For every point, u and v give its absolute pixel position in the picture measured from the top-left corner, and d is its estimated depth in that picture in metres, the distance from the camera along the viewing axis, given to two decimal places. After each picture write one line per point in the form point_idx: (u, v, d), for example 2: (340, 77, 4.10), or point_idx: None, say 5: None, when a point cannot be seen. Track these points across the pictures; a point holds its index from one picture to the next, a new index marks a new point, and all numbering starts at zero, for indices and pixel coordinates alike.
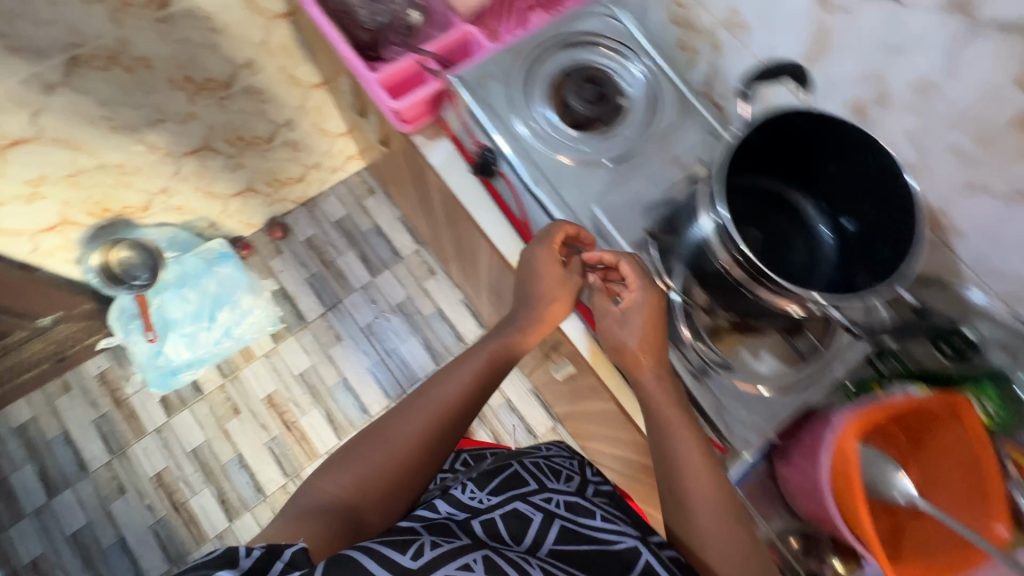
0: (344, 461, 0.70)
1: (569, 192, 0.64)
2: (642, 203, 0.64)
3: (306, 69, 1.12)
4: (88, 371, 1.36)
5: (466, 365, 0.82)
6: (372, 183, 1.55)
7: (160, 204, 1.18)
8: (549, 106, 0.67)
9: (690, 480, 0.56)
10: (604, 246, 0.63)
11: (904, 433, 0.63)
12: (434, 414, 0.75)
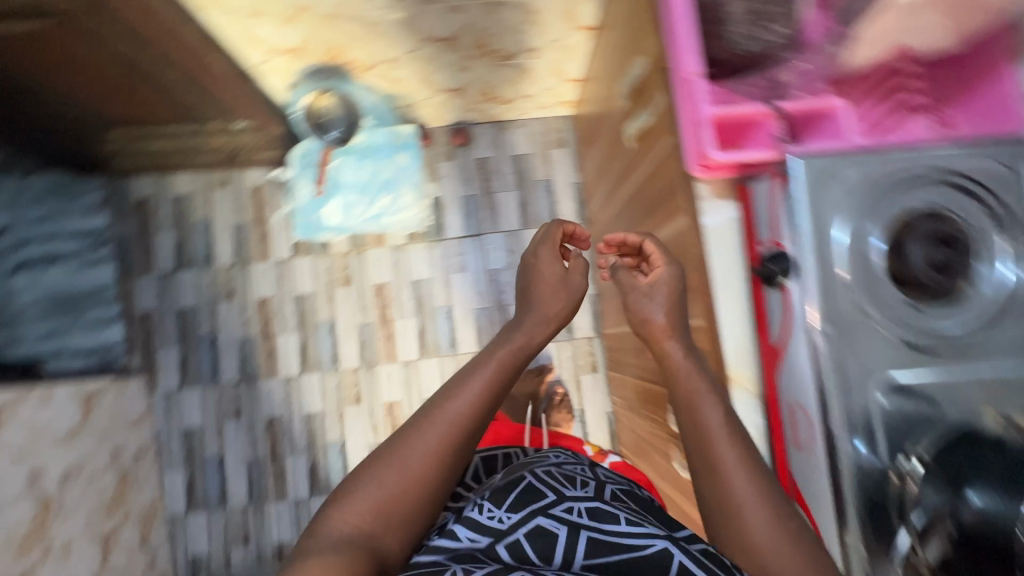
0: (352, 501, 0.61)
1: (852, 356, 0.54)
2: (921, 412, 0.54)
3: (587, 9, 1.00)
4: (248, 179, 1.44)
5: (483, 374, 0.70)
6: (567, 137, 1.46)
7: (381, 70, 1.15)
8: (883, 243, 0.55)
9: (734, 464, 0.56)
10: (854, 434, 0.53)
11: None
12: (447, 433, 0.65)
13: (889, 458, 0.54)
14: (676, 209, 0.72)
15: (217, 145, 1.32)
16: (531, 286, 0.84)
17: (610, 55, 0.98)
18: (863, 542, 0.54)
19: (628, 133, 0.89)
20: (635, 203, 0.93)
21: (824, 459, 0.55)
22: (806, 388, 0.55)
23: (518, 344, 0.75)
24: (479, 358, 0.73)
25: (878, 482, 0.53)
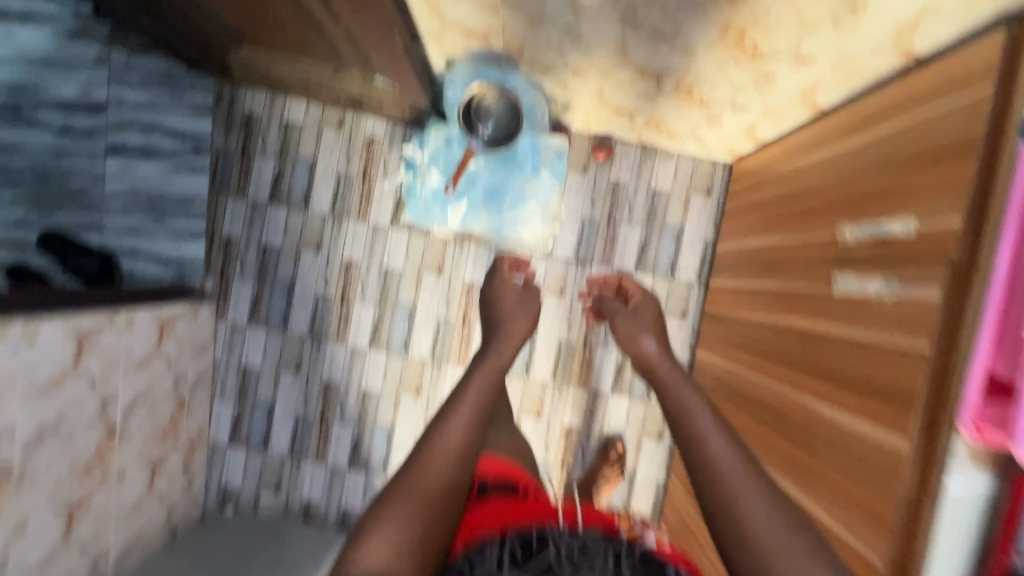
0: (356, 553, 0.51)
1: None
2: None
3: (831, 93, 0.83)
4: (364, 128, 1.31)
5: (468, 408, 0.65)
6: (715, 186, 1.30)
7: (558, 76, 0.99)
8: None
9: (791, 515, 0.50)
10: None
11: None
12: (452, 465, 0.59)
13: None
14: (900, 421, 0.62)
15: (347, 90, 1.19)
16: (505, 314, 0.98)
17: (838, 161, 0.82)
18: None
19: (830, 278, 0.78)
20: (801, 351, 0.83)
21: None
22: None
23: (490, 378, 0.72)
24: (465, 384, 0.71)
25: None
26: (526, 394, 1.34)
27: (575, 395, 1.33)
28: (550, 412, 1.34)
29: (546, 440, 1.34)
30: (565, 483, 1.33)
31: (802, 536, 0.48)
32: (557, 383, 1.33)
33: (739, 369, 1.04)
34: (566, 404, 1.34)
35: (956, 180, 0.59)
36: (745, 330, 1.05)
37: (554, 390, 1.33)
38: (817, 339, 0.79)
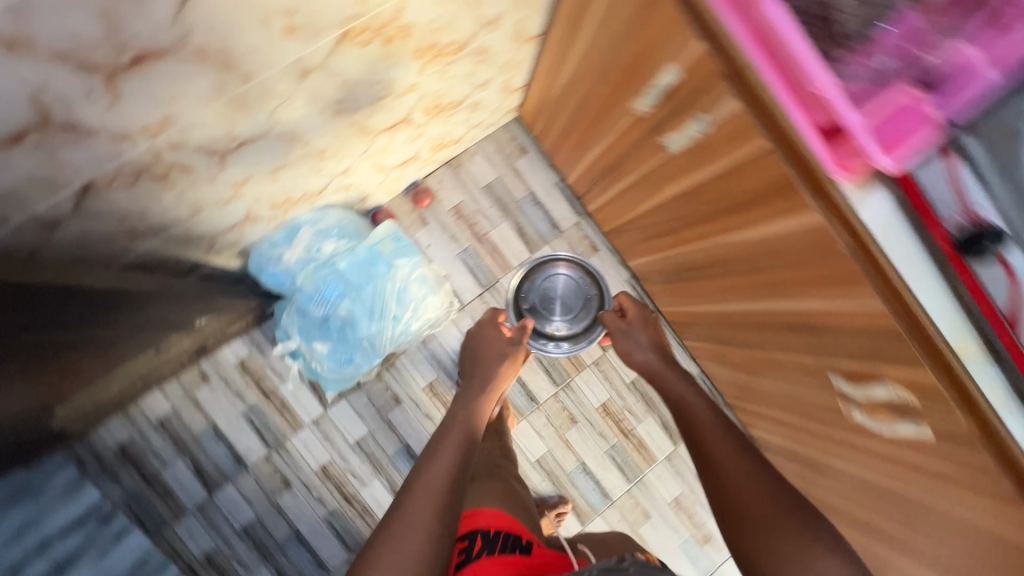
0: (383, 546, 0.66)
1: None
2: None
3: (536, 20, 0.87)
4: (226, 360, 1.22)
5: (442, 440, 0.82)
6: (523, 141, 1.35)
7: (334, 185, 0.97)
8: None
9: (722, 451, 0.79)
10: None
11: None
12: (441, 487, 0.73)
13: None
14: (749, 209, 0.75)
15: (181, 350, 1.10)
16: (483, 348, 1.05)
17: (586, 61, 0.87)
18: None
19: (664, 147, 0.83)
20: (698, 208, 0.86)
21: None
22: None
23: (460, 437, 0.83)
24: (450, 423, 0.88)
25: None
26: (550, 415, 1.34)
27: (582, 379, 1.35)
28: (579, 411, 1.35)
29: (597, 430, 1.35)
30: (638, 445, 1.36)
31: (779, 516, 0.69)
32: (562, 384, 1.35)
33: (670, 253, 1.07)
34: (584, 393, 1.35)
35: (671, 19, 0.64)
36: (645, 226, 1.10)
37: (565, 392, 1.35)
38: (700, 192, 0.83)
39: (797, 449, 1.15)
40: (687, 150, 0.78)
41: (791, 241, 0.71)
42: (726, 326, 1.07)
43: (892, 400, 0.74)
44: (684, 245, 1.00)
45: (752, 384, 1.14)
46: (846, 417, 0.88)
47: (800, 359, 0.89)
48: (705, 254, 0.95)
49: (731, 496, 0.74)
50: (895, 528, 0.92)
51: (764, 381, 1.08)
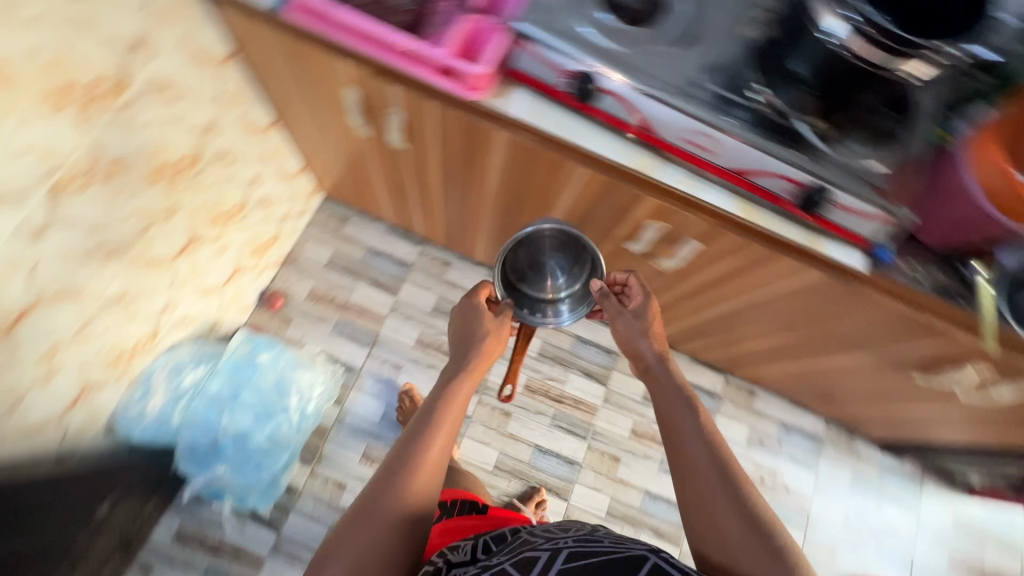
0: (342, 550, 0.60)
1: (710, 51, 0.71)
2: (707, 60, 0.71)
3: (259, 112, 1.02)
4: (161, 540, 1.20)
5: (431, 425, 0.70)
6: (341, 212, 1.49)
7: (167, 323, 1.05)
8: (600, 4, 0.70)
9: (681, 424, 0.71)
10: (702, 120, 0.68)
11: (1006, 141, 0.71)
12: (421, 482, 0.66)
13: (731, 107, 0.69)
14: (473, 157, 0.89)
15: (103, 553, 1.08)
16: (472, 332, 0.82)
17: (313, 120, 1.02)
18: (763, 147, 0.68)
19: (398, 148, 0.98)
20: (455, 179, 1.01)
21: (732, 139, 0.69)
22: (673, 118, 0.69)
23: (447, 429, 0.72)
24: (423, 415, 0.72)
25: (749, 126, 0.69)
26: (486, 420, 1.39)
27: (497, 374, 1.43)
28: (509, 402, 1.41)
29: (533, 409, 1.41)
30: (575, 401, 1.43)
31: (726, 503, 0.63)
32: (482, 388, 1.41)
33: (482, 227, 1.21)
34: None
35: (316, 64, 0.81)
36: (453, 218, 1.24)
37: (488, 393, 1.41)
38: (444, 165, 0.97)
39: (681, 324, 1.27)
40: (410, 140, 0.93)
41: (511, 161, 0.85)
42: None
43: (661, 231, 0.88)
44: (480, 213, 1.13)
45: None
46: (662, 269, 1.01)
47: (604, 249, 1.03)
48: (493, 210, 1.09)
49: (685, 470, 0.67)
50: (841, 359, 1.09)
51: None
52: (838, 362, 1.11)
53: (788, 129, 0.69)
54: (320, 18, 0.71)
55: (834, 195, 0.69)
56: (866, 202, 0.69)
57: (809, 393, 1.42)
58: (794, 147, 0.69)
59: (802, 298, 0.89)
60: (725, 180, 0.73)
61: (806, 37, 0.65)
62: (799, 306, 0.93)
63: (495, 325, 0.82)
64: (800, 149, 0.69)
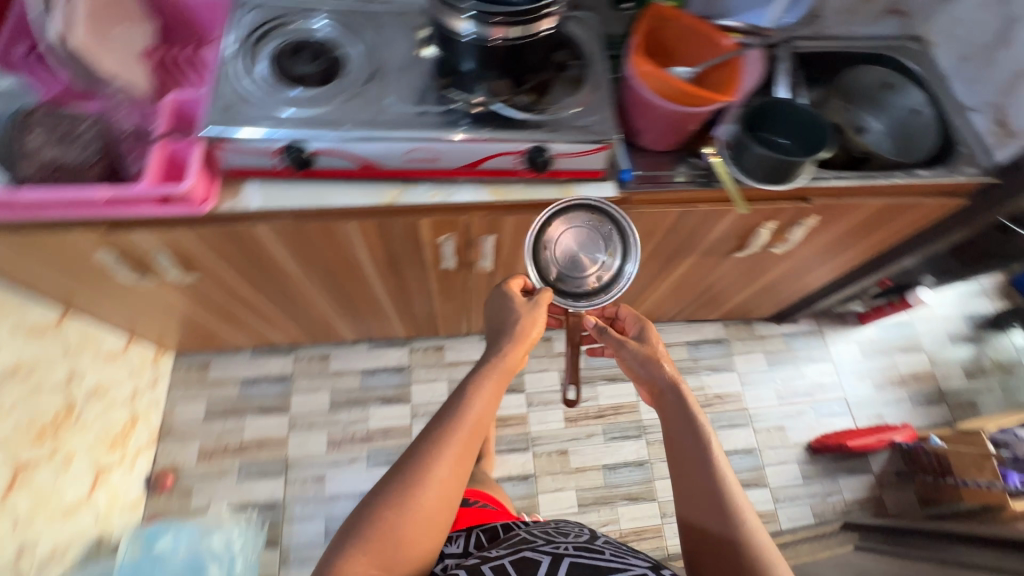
0: (365, 542, 0.58)
1: (395, 84, 0.79)
2: (397, 89, 0.78)
3: (37, 312, 0.97)
4: None
5: (451, 425, 0.65)
6: (198, 360, 1.43)
7: (32, 566, 0.95)
8: (284, 83, 0.76)
9: (687, 450, 0.69)
10: (411, 138, 0.74)
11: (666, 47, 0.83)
12: (447, 469, 0.62)
13: (433, 118, 0.77)
14: (255, 256, 0.90)
15: None
16: (500, 318, 0.75)
17: (98, 295, 0.99)
18: (473, 136, 0.75)
19: (188, 281, 0.97)
20: (260, 281, 1.01)
21: (445, 143, 0.75)
22: (387, 149, 0.74)
23: (481, 418, 0.67)
24: (447, 407, 0.67)
25: (454, 126, 0.75)
26: None
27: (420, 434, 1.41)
28: None
29: None
30: (502, 420, 1.44)
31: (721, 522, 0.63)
32: None
33: (323, 310, 1.21)
34: None
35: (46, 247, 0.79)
36: (295, 315, 1.23)
37: None
38: (240, 275, 0.97)
39: None
40: (192, 268, 0.92)
41: (291, 246, 0.87)
42: (407, 305, 1.22)
43: (456, 241, 0.92)
44: (310, 300, 1.14)
45: (476, 310, 1.29)
46: (484, 275, 1.06)
47: (430, 279, 1.06)
48: (317, 292, 1.10)
49: (695, 505, 0.66)
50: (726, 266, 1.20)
51: (471, 304, 1.24)
52: (681, 274, 1.21)
53: (489, 117, 0.77)
54: (19, 206, 0.70)
55: (551, 152, 0.76)
56: (581, 142, 0.76)
57: (692, 308, 1.53)
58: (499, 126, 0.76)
59: None
60: (466, 176, 0.79)
61: (455, 42, 0.72)
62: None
63: (529, 312, 0.73)
64: (504, 126, 0.76)
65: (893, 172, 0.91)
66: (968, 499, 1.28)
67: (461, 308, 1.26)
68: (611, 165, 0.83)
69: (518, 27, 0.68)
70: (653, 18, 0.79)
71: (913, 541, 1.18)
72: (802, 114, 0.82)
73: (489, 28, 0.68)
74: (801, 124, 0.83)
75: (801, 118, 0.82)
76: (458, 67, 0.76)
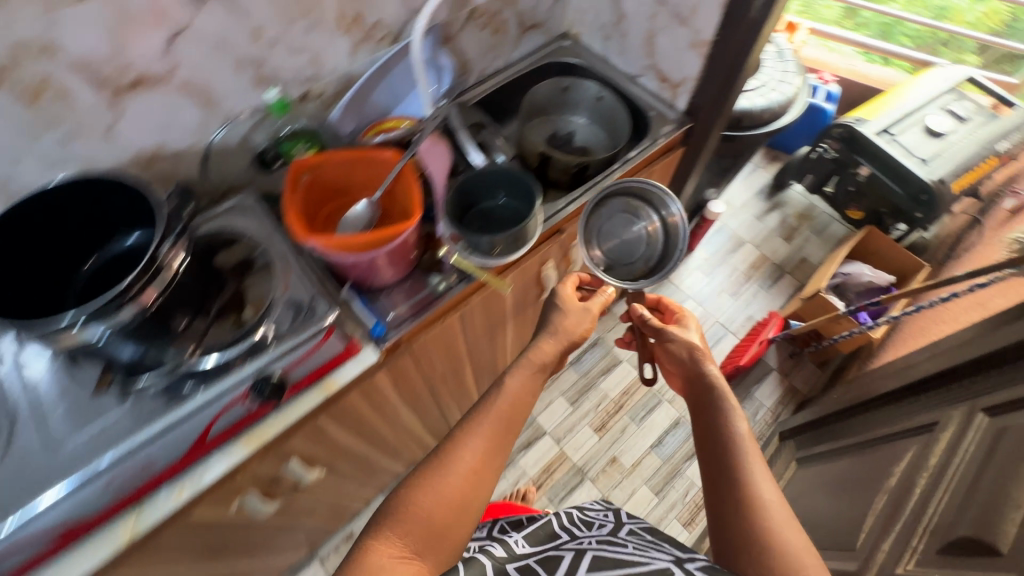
0: (392, 519, 0.60)
1: (49, 413, 0.61)
2: (63, 409, 0.62)
3: None
4: None
5: (486, 413, 0.71)
6: None
7: None
8: None
9: (721, 421, 0.77)
10: (111, 463, 0.59)
11: (337, 185, 0.76)
12: (488, 442, 0.68)
13: (126, 417, 0.62)
14: None
15: None
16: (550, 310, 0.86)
17: None
18: (184, 413, 0.62)
19: None
20: None
21: (152, 441, 0.61)
22: (84, 493, 0.57)
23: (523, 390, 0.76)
24: (485, 399, 0.74)
25: (157, 415, 0.62)
26: None
27: None
28: None
29: None
30: None
31: (762, 480, 0.68)
32: None
33: None
34: None
35: None
36: None
37: None
38: None
39: (419, 438, 1.22)
40: None
41: None
42: (271, 549, 1.03)
43: (257, 491, 0.77)
44: None
45: (349, 494, 1.14)
46: (314, 486, 0.91)
47: (268, 525, 0.90)
48: None
49: (733, 462, 0.71)
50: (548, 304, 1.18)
51: (338, 497, 1.09)
52: (515, 335, 1.16)
53: (187, 380, 0.64)
54: None
55: (279, 371, 0.66)
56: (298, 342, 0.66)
57: None
58: (206, 378, 0.64)
59: (405, 382, 0.88)
60: (208, 449, 0.64)
61: (92, 343, 0.57)
62: (417, 381, 0.92)
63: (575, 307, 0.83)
64: (213, 373, 0.64)
65: (610, 167, 0.94)
66: (846, 349, 1.42)
67: (332, 506, 1.10)
68: (354, 330, 0.73)
69: (156, 284, 0.56)
70: (305, 171, 0.71)
71: (837, 423, 1.14)
72: (502, 176, 0.82)
73: (117, 313, 0.54)
74: (507, 184, 0.83)
75: (504, 179, 0.82)
76: (113, 358, 0.61)
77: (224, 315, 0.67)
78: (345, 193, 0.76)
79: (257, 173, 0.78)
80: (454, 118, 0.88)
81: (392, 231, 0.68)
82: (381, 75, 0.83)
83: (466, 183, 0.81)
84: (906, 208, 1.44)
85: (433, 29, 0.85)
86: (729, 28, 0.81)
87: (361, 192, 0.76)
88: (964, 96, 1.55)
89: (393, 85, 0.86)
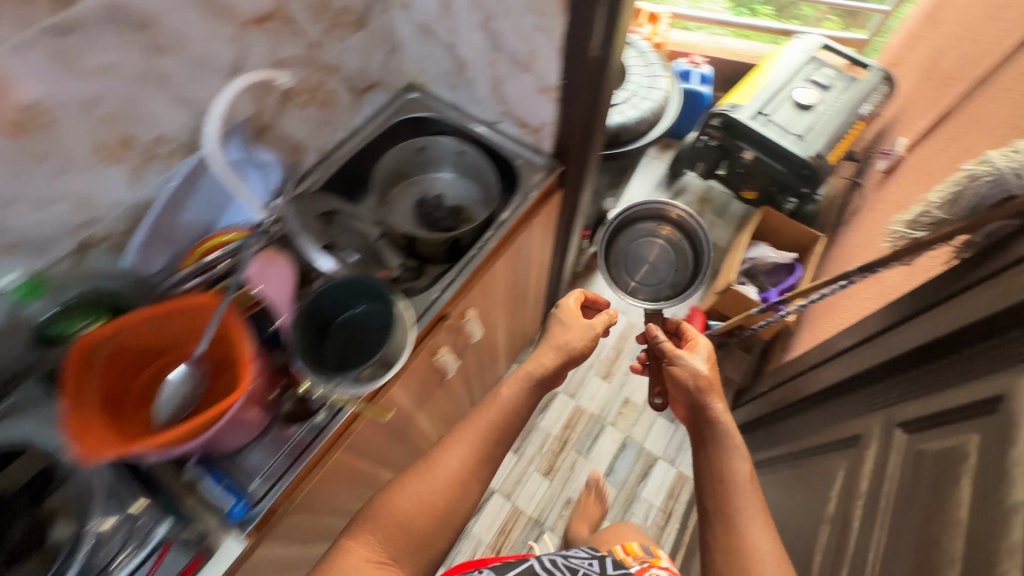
0: (374, 521, 0.75)
1: None
2: None
3: None
4: None
5: (470, 428, 0.83)
6: None
7: None
8: None
9: (721, 437, 0.89)
10: None
11: (148, 346, 0.61)
12: (469, 452, 0.82)
13: None
14: None
15: None
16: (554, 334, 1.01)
17: None
18: None
19: None
20: None
21: None
22: None
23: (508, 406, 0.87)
24: (479, 415, 0.86)
25: None
26: None
27: None
28: None
29: None
30: None
31: (749, 494, 0.81)
32: None
33: None
34: None
35: None
36: None
37: None
38: None
39: None
40: None
41: None
42: None
43: None
44: None
45: None
46: None
47: None
48: None
49: (725, 475, 0.85)
50: (463, 376, 1.08)
51: None
52: (433, 415, 1.06)
53: None
54: None
55: None
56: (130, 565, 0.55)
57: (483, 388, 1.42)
58: None
59: (303, 533, 0.76)
60: None
61: None
62: (320, 523, 0.80)
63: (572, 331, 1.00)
64: None
65: (484, 235, 0.85)
66: (767, 335, 1.43)
67: None
68: (201, 519, 0.59)
69: None
70: (96, 344, 0.55)
71: (773, 425, 1.14)
72: (359, 287, 0.70)
73: None
74: (370, 292, 0.70)
75: (361, 288, 0.70)
76: None
77: (21, 558, 0.52)
78: (168, 353, 0.62)
79: (46, 351, 0.62)
80: (291, 220, 0.76)
81: (224, 401, 0.54)
82: (183, 192, 0.69)
83: (314, 304, 0.68)
84: (793, 185, 1.45)
85: (235, 125, 0.71)
86: (574, 71, 0.74)
87: (183, 346, 0.63)
88: (823, 63, 1.58)
89: (206, 198, 0.72)
